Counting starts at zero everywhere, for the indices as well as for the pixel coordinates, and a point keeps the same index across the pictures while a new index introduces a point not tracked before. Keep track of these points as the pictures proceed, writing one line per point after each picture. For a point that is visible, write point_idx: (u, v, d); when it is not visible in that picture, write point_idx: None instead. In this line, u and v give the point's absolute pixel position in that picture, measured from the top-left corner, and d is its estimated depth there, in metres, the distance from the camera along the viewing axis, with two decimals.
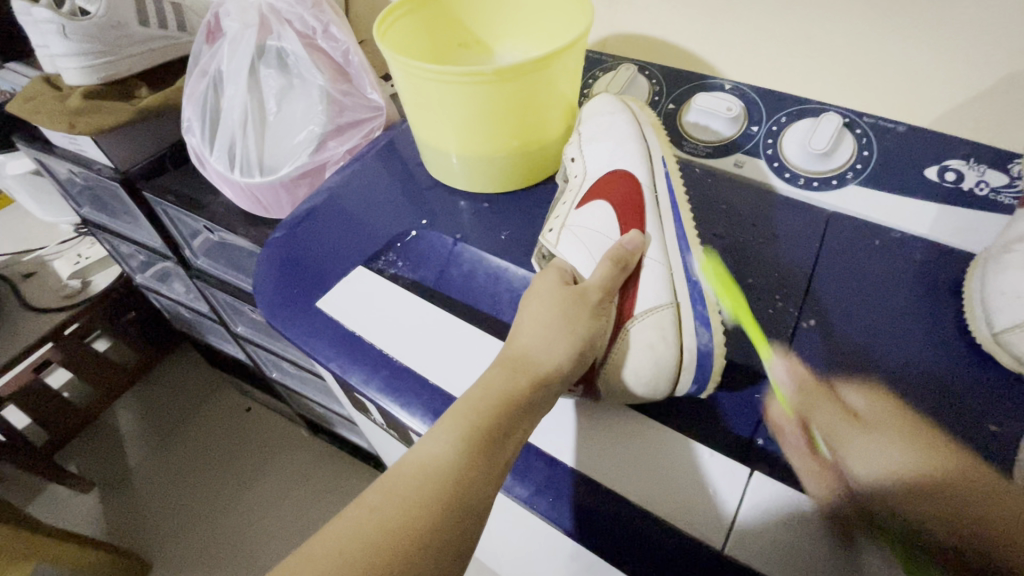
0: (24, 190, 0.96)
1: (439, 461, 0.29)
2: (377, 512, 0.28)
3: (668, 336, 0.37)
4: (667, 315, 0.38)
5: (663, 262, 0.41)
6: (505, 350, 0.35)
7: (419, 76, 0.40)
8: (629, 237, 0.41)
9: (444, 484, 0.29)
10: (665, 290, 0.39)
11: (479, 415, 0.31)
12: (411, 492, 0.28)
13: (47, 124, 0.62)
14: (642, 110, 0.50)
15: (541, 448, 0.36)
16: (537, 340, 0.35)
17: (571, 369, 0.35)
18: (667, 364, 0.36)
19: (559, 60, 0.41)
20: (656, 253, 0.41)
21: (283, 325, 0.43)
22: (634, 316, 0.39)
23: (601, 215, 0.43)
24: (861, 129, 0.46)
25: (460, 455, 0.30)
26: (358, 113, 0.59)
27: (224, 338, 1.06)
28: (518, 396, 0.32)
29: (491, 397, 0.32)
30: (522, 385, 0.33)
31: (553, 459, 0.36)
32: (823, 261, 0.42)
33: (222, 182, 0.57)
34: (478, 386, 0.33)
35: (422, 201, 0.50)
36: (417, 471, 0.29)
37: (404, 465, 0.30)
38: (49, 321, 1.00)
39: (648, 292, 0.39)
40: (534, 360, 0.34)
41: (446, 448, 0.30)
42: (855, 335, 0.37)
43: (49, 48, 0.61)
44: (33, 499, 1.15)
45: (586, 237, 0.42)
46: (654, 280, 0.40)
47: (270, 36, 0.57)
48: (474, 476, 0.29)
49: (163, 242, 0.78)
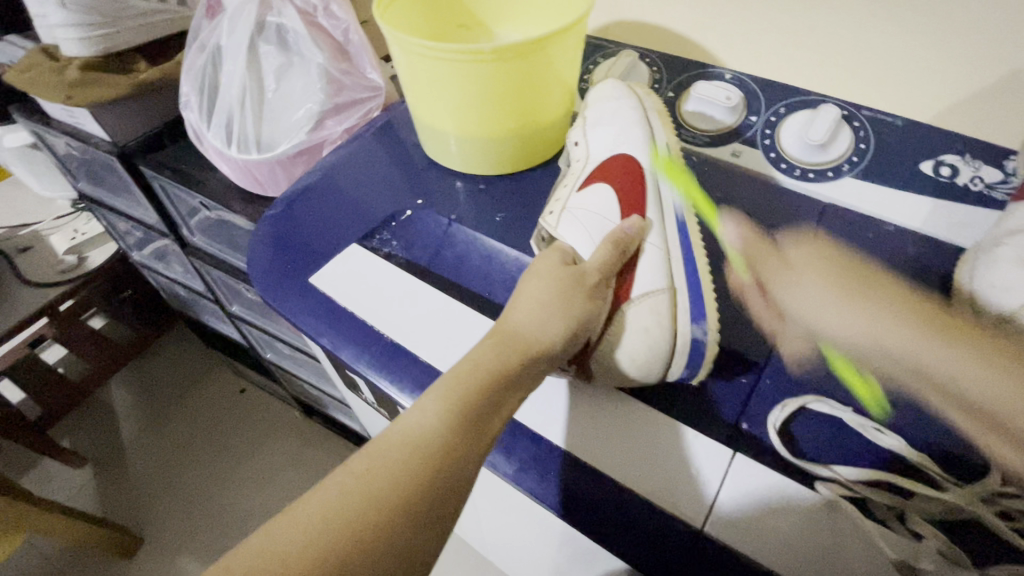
0: (21, 163, 0.96)
1: (424, 432, 0.30)
2: (364, 479, 0.28)
3: (663, 321, 0.37)
4: (663, 299, 0.38)
5: (661, 245, 0.41)
6: (497, 326, 0.35)
7: (419, 53, 0.40)
8: (629, 221, 0.41)
9: (431, 454, 0.29)
10: (663, 275, 0.39)
11: (466, 388, 0.31)
12: (393, 460, 0.29)
13: (43, 95, 0.62)
14: (646, 95, 0.50)
15: (528, 426, 0.37)
16: (532, 317, 0.35)
17: (567, 350, 0.35)
18: (661, 347, 0.36)
19: (560, 40, 0.41)
20: (655, 238, 0.41)
21: (278, 299, 0.43)
22: (631, 300, 0.39)
23: (603, 198, 0.43)
24: (858, 122, 0.46)
25: (445, 425, 0.30)
26: (358, 92, 0.58)
27: (220, 318, 1.06)
28: (507, 369, 0.33)
29: (481, 368, 0.32)
30: (511, 358, 0.33)
31: (537, 436, 0.36)
32: (815, 251, 0.42)
33: (219, 157, 0.58)
34: (466, 359, 0.33)
35: (419, 181, 0.50)
36: (403, 441, 0.29)
37: (392, 435, 0.30)
38: (43, 295, 0.99)
39: (645, 278, 0.39)
40: (526, 336, 0.34)
41: (432, 418, 0.30)
42: (845, 328, 0.37)
43: (46, 18, 0.60)
44: (26, 472, 1.15)
45: (585, 220, 0.42)
46: (651, 263, 0.40)
47: (270, 12, 0.57)
48: (462, 447, 0.30)
49: (159, 218, 0.77)
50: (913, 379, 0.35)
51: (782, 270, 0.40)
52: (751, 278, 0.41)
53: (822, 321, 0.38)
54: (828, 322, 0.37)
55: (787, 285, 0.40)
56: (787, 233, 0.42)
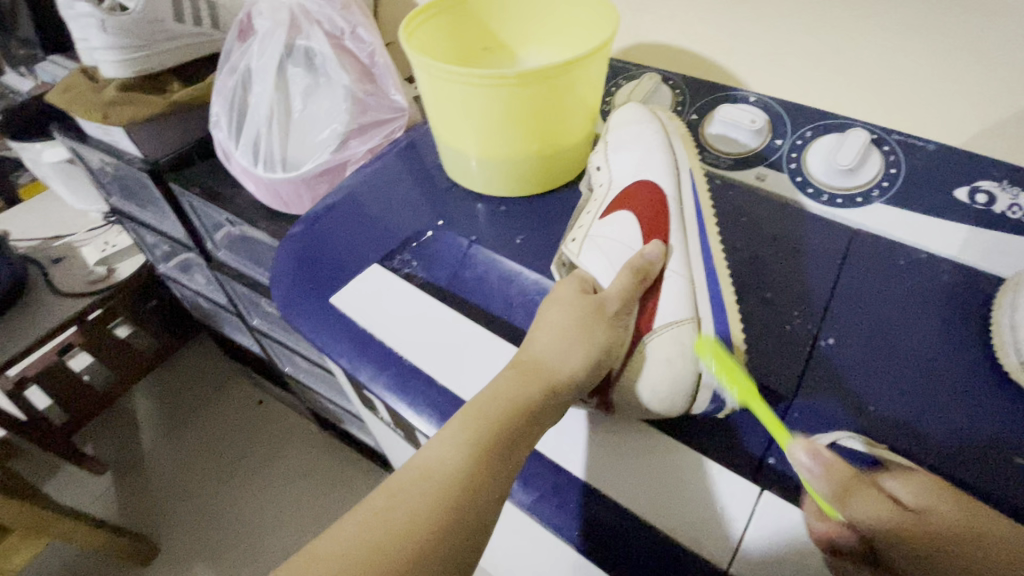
0: (58, 177, 1.00)
1: (447, 464, 0.29)
2: (384, 514, 0.28)
3: (686, 352, 0.37)
4: (688, 329, 0.38)
5: (684, 273, 0.40)
6: (518, 356, 0.35)
7: (443, 78, 0.41)
8: (650, 247, 0.40)
9: (454, 488, 0.29)
10: (687, 304, 0.39)
11: (487, 419, 0.31)
12: (416, 492, 0.29)
13: (83, 114, 0.64)
14: (669, 120, 0.49)
15: (549, 455, 0.36)
16: (554, 348, 0.35)
17: (587, 380, 0.35)
18: (687, 379, 0.35)
19: (584, 65, 0.41)
20: (678, 265, 0.40)
21: (299, 319, 0.44)
22: (654, 331, 0.38)
23: (626, 225, 0.43)
24: (889, 146, 0.45)
25: (468, 458, 0.30)
26: (382, 113, 0.59)
27: (241, 331, 1.07)
28: (529, 400, 0.32)
29: (503, 400, 0.32)
30: (534, 390, 0.33)
31: (557, 466, 0.36)
32: (844, 279, 0.40)
33: (247, 176, 0.59)
34: (488, 390, 0.33)
35: (440, 202, 0.50)
36: (425, 472, 0.29)
37: (414, 469, 0.30)
38: (74, 304, 1.02)
39: (668, 307, 0.39)
40: (548, 365, 0.34)
41: (454, 452, 0.30)
42: (877, 359, 0.36)
43: (88, 41, 0.63)
44: (50, 477, 1.17)
45: (608, 248, 0.42)
46: (675, 292, 0.39)
47: (299, 36, 0.59)
48: (484, 481, 0.29)
49: (186, 232, 0.79)
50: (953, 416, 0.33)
51: (799, 293, 0.40)
52: (776, 302, 0.40)
53: (853, 354, 0.36)
54: (848, 350, 0.36)
55: (807, 305, 0.39)
56: (812, 258, 0.42)
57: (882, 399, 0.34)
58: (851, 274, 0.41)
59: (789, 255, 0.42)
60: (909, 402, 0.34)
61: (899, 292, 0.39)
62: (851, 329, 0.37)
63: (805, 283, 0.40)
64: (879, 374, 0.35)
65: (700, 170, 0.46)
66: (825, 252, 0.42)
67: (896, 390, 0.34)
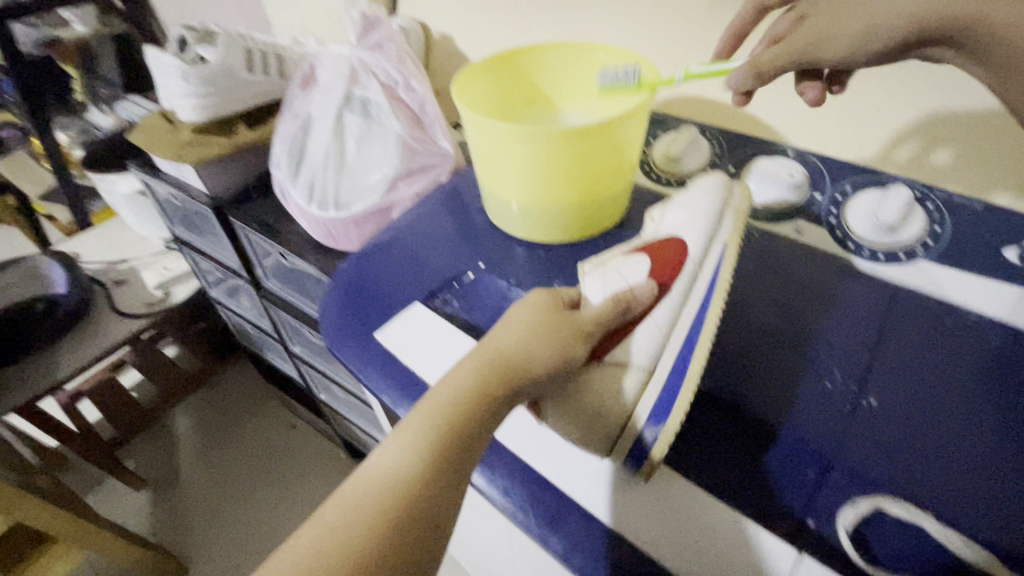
0: (128, 207, 1.09)
1: (405, 472, 0.32)
2: (337, 527, 0.30)
3: (626, 396, 0.37)
4: (635, 377, 0.37)
5: (665, 326, 0.38)
6: (481, 349, 0.37)
7: (491, 132, 0.43)
8: (644, 286, 0.38)
9: (407, 490, 0.31)
10: (648, 356, 0.38)
11: (443, 415, 0.33)
12: (369, 498, 0.31)
13: (159, 153, 0.71)
14: (742, 196, 0.45)
15: (506, 444, 0.41)
16: (514, 346, 0.36)
17: (552, 387, 0.37)
18: (613, 423, 0.36)
19: (624, 123, 0.43)
20: (662, 316, 0.39)
21: (341, 349, 0.46)
22: (600, 363, 0.38)
23: (634, 261, 0.41)
24: (932, 205, 0.46)
25: (422, 459, 0.32)
26: (429, 159, 0.63)
27: (281, 356, 1.11)
28: (483, 403, 0.34)
29: (459, 397, 0.34)
30: (492, 390, 0.34)
31: (516, 455, 0.40)
32: (885, 338, 0.40)
33: (301, 213, 0.64)
34: (443, 386, 0.35)
35: (481, 245, 0.52)
36: (380, 478, 0.32)
37: (370, 476, 0.32)
38: (132, 325, 1.09)
39: (632, 351, 0.38)
40: (511, 369, 0.35)
41: (408, 455, 0.32)
42: (922, 422, 0.35)
43: (169, 88, 0.70)
44: (93, 490, 1.22)
45: (607, 275, 0.40)
46: (645, 341, 0.38)
47: (357, 86, 0.63)
48: (435, 477, 0.32)
49: (240, 262, 0.84)
50: (1004, 486, 0.32)
51: (837, 350, 0.39)
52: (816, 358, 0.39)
53: (896, 418, 0.35)
54: (889, 411, 0.36)
55: (846, 363, 0.38)
56: (853, 314, 0.41)
57: (926, 463, 0.33)
58: (893, 332, 0.40)
59: (829, 310, 0.42)
60: (955, 469, 0.33)
61: (943, 352, 0.39)
62: (895, 390, 0.37)
63: (843, 340, 0.40)
64: (923, 437, 0.34)
65: (737, 247, 0.42)
66: (866, 308, 0.42)
67: (942, 456, 0.33)
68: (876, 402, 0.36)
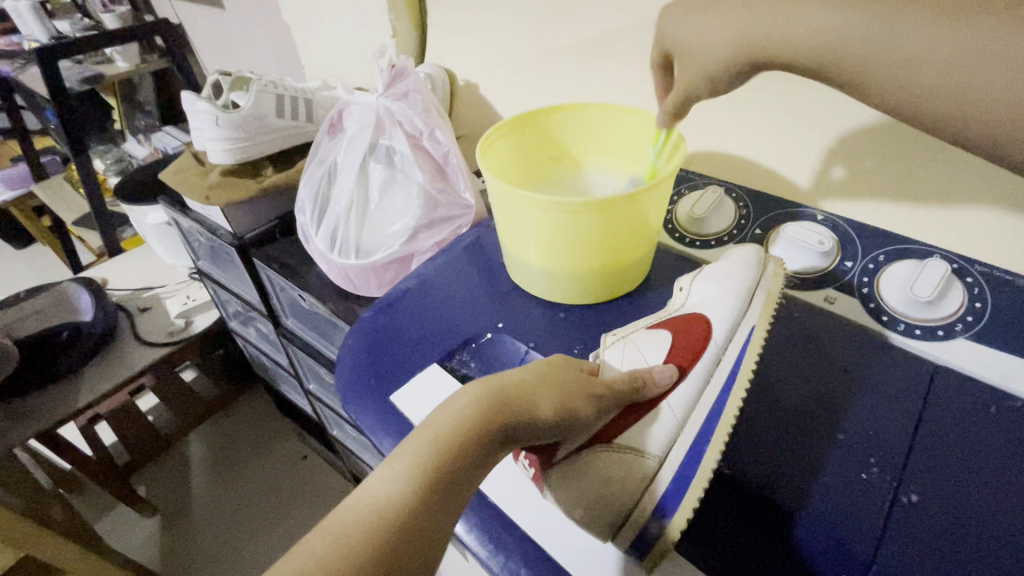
0: (156, 237, 1.11)
1: (391, 503, 0.29)
2: (313, 564, 0.26)
3: (634, 481, 0.38)
4: (645, 465, 0.39)
5: (679, 414, 0.40)
6: (489, 380, 0.35)
7: (513, 196, 0.43)
8: (663, 370, 0.41)
9: (392, 526, 0.28)
10: (659, 444, 0.39)
11: (440, 445, 0.31)
12: (357, 531, 0.28)
13: (189, 195, 0.72)
14: (775, 275, 0.45)
15: (518, 521, 0.38)
16: (525, 387, 0.35)
17: (550, 432, 0.35)
18: (616, 511, 0.36)
19: (649, 192, 0.42)
20: (676, 404, 0.41)
21: (355, 408, 0.46)
22: (611, 444, 0.39)
23: (656, 342, 0.43)
24: (972, 278, 0.44)
25: (411, 493, 0.29)
26: (451, 210, 0.63)
27: (295, 389, 1.11)
28: (478, 438, 0.32)
29: (460, 429, 0.32)
30: (493, 424, 0.32)
31: (528, 537, 0.37)
32: (924, 426, 0.37)
33: (322, 258, 0.64)
34: (441, 413, 0.32)
35: (499, 304, 0.52)
36: (370, 511, 0.29)
37: (353, 506, 0.29)
38: (153, 353, 1.10)
39: (644, 434, 0.40)
40: (512, 403, 0.34)
41: (397, 486, 0.30)
42: (963, 525, 0.33)
43: (201, 132, 0.72)
44: (103, 516, 1.22)
45: (631, 352, 0.42)
46: (658, 427, 0.40)
47: (382, 136, 0.64)
48: (420, 515, 0.29)
49: (260, 300, 0.85)
50: None
51: (873, 438, 0.37)
52: (851, 446, 0.37)
53: (938, 519, 0.33)
54: (930, 511, 0.33)
55: (884, 454, 0.36)
56: (887, 396, 0.39)
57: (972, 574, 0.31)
58: (932, 419, 0.38)
59: (863, 391, 0.40)
60: None
61: (989, 444, 0.36)
62: (937, 486, 0.34)
63: (878, 426, 0.38)
64: (968, 543, 0.32)
65: (767, 327, 0.42)
66: (903, 391, 0.40)
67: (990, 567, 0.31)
68: (913, 500, 0.34)
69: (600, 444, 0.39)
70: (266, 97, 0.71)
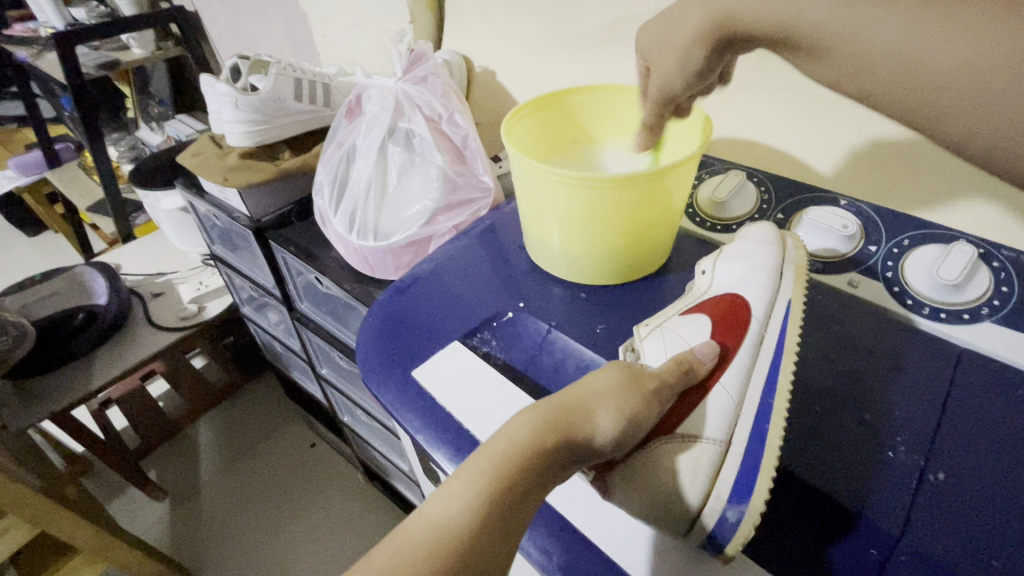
0: (170, 223, 1.12)
1: (454, 522, 0.31)
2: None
3: (697, 472, 0.36)
4: (709, 452, 0.37)
5: (735, 396, 0.39)
6: (548, 401, 0.35)
7: (540, 175, 0.43)
8: (702, 346, 0.40)
9: (459, 544, 0.31)
10: (720, 427, 0.38)
11: (500, 470, 0.32)
12: (422, 546, 0.31)
13: (208, 177, 0.73)
14: (796, 247, 0.46)
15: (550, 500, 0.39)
16: (585, 406, 0.35)
17: (611, 447, 0.35)
18: (678, 505, 0.35)
19: (676, 171, 0.42)
20: (730, 384, 0.39)
21: (376, 385, 0.46)
22: (673, 435, 0.38)
23: (697, 327, 0.42)
24: (998, 262, 0.43)
25: (473, 514, 0.31)
26: (470, 192, 0.63)
27: (307, 376, 1.12)
28: (537, 458, 0.33)
29: (518, 450, 0.33)
30: (548, 444, 0.33)
31: (558, 513, 0.38)
32: (949, 407, 0.37)
33: (340, 240, 0.64)
34: (500, 435, 0.34)
35: (519, 284, 0.52)
36: (433, 526, 0.31)
37: (422, 523, 0.32)
38: (165, 337, 1.10)
39: (705, 421, 0.38)
40: (571, 423, 0.34)
41: (460, 505, 0.32)
42: (990, 502, 0.33)
43: (220, 114, 0.72)
44: (114, 499, 1.23)
45: (669, 339, 0.42)
46: (719, 411, 0.38)
47: (402, 119, 0.64)
48: (481, 532, 0.31)
49: (275, 284, 0.85)
50: None
51: (900, 417, 0.37)
52: (879, 425, 0.37)
53: (964, 495, 0.33)
54: (956, 488, 0.33)
55: (911, 434, 0.36)
56: (912, 378, 0.39)
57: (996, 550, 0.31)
58: (959, 400, 0.38)
59: (888, 372, 0.40)
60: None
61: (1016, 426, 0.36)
62: (963, 465, 0.34)
63: (905, 406, 0.37)
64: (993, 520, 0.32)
65: (802, 300, 0.42)
66: (930, 373, 0.39)
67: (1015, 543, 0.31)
68: (941, 477, 0.34)
69: (662, 437, 0.38)
70: (285, 81, 0.71)
